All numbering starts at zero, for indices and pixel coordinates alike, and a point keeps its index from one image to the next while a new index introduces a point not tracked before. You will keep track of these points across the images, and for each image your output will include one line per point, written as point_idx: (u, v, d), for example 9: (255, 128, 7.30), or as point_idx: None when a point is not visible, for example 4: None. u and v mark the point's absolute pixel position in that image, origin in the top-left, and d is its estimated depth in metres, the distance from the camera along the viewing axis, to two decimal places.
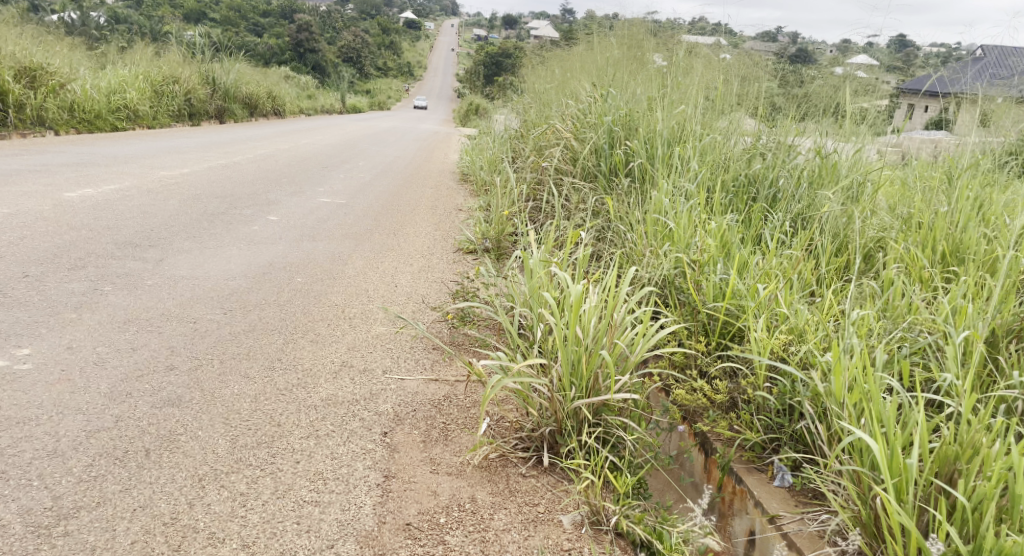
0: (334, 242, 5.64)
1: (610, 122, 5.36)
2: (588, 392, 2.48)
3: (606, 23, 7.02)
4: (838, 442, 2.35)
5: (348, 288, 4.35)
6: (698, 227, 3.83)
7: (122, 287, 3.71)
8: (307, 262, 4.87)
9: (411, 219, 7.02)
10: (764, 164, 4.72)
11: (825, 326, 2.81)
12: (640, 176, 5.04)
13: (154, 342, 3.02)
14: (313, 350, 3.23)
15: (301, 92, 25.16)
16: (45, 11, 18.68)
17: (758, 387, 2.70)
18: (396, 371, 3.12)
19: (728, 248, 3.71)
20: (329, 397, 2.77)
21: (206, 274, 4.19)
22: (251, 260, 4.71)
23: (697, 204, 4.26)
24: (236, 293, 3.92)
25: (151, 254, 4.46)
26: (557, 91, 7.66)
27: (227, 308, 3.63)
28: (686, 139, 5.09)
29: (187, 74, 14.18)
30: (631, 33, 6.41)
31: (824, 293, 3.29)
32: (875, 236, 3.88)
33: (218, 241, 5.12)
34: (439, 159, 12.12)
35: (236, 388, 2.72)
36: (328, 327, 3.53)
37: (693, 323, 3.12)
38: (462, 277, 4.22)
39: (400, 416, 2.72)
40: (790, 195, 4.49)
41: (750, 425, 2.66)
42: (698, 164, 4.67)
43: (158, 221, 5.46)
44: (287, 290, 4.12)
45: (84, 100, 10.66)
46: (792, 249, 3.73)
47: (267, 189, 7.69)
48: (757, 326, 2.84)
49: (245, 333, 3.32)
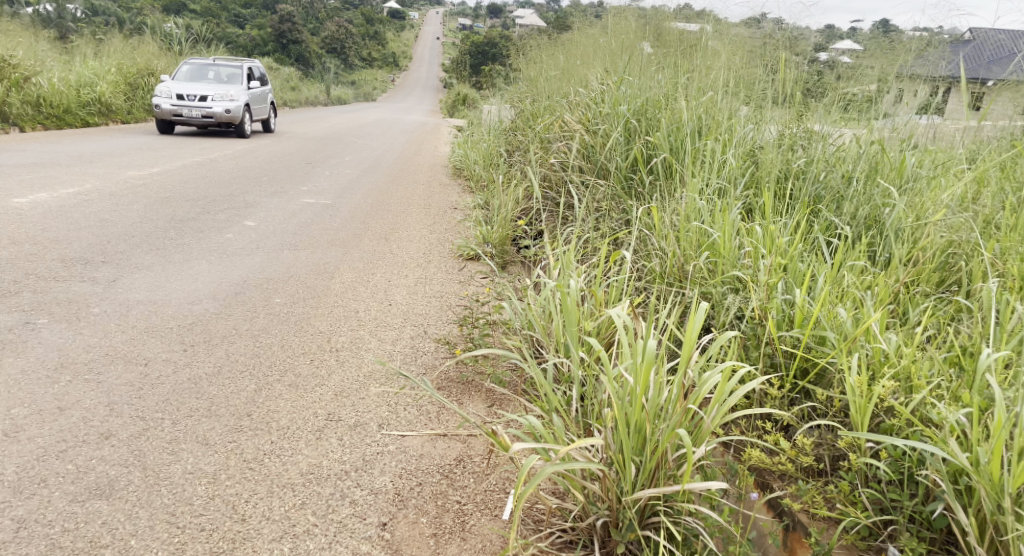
0: (319, 250, 5.03)
1: (627, 115, 4.82)
2: (653, 476, 1.89)
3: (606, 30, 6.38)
4: (999, 535, 1.82)
5: (335, 310, 3.76)
6: (745, 236, 3.29)
7: (61, 318, 3.10)
8: (288, 276, 4.28)
9: (404, 220, 6.43)
10: (805, 158, 4.15)
11: (940, 369, 2.26)
12: (665, 173, 4.48)
13: (91, 396, 2.43)
14: (291, 398, 2.65)
15: (284, 84, 24.46)
16: (18, 6, 17.93)
17: (859, 451, 2.16)
18: (394, 426, 2.54)
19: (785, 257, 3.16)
20: (311, 469, 2.18)
21: (167, 297, 3.57)
22: (224, 276, 4.11)
23: (735, 205, 3.71)
24: (202, 320, 3.31)
25: (103, 272, 3.85)
26: (558, 78, 7.13)
27: (187, 342, 3.03)
28: (713, 129, 4.53)
29: (163, 66, 13.48)
30: (621, 23, 6.02)
31: (912, 319, 2.76)
32: (946, 240, 3.31)
33: (186, 253, 4.50)
34: (430, 151, 11.50)
35: (188, 463, 2.13)
36: (310, 367, 2.95)
37: (763, 362, 2.57)
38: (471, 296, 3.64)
39: (402, 494, 2.13)
40: (842, 192, 3.94)
41: (853, 501, 2.10)
42: (731, 159, 4.12)
43: (117, 229, 4.84)
44: (263, 315, 3.52)
45: (50, 94, 9.96)
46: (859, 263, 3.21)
47: (245, 189, 7.06)
48: (852, 370, 2.28)
49: (208, 377, 2.73)
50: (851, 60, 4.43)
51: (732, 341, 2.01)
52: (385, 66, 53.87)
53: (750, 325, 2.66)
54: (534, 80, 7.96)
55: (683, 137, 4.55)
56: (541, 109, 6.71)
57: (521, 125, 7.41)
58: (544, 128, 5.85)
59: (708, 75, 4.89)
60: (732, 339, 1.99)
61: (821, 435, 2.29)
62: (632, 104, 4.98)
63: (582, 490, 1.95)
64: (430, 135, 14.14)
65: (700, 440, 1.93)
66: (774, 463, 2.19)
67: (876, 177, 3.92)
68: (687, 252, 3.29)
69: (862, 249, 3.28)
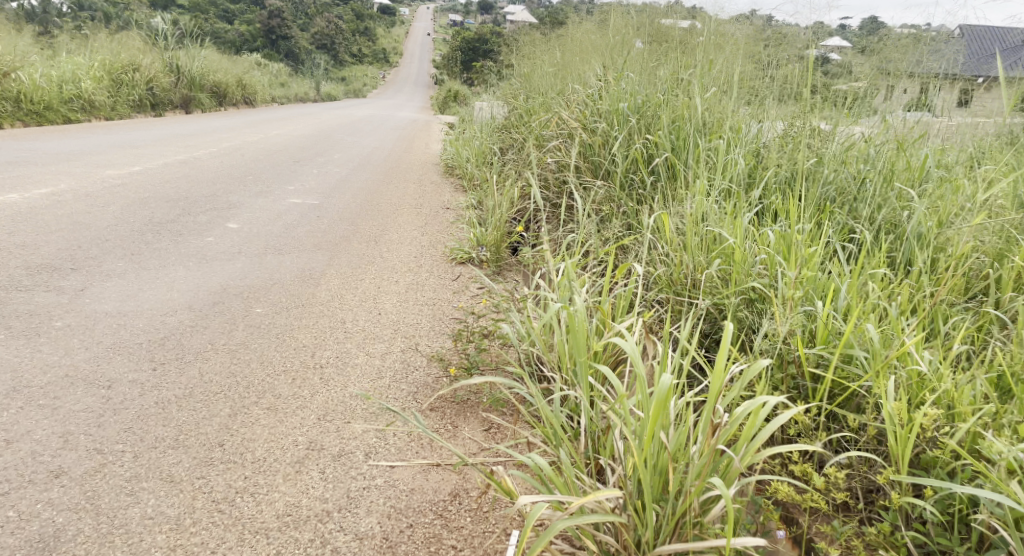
0: (304, 254, 4.79)
1: (629, 112, 4.59)
2: (675, 523, 1.71)
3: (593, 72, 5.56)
4: None
5: (320, 320, 3.52)
6: (756, 242, 3.10)
7: (20, 334, 2.86)
8: (271, 282, 4.04)
9: (394, 221, 6.20)
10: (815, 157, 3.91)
11: (988, 395, 2.05)
12: (668, 173, 4.26)
13: (44, 426, 2.23)
14: (269, 423, 2.42)
15: (274, 81, 24.14)
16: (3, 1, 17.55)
17: (901, 488, 1.96)
18: (382, 455, 2.31)
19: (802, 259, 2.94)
20: (289, 510, 2.03)
21: (139, 308, 3.33)
22: (202, 283, 3.87)
23: (741, 208, 3.51)
24: (175, 334, 3.07)
25: (71, 281, 3.60)
26: (552, 75, 6.92)
27: (157, 360, 2.79)
28: (719, 128, 4.31)
29: (149, 62, 13.16)
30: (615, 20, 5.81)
31: (942, 334, 2.54)
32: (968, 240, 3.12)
33: (162, 258, 4.25)
34: (421, 149, 11.25)
35: (148, 506, 1.99)
36: (291, 388, 2.71)
37: (787, 384, 2.34)
38: (466, 308, 3.42)
39: (391, 540, 1.99)
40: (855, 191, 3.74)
41: (896, 545, 1.91)
42: (739, 158, 3.91)
43: (90, 233, 4.59)
44: (242, 327, 3.28)
45: (30, 90, 9.68)
46: (875, 269, 3.02)
47: (229, 188, 6.79)
48: (890, 393, 2.05)
49: (179, 400, 2.50)
50: (840, 58, 4.08)
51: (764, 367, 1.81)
52: (375, 63, 53.46)
53: (770, 343, 2.45)
54: (529, 75, 7.73)
55: (686, 136, 4.33)
56: (536, 106, 6.49)
57: (515, 123, 7.20)
58: (540, 125, 5.62)
59: (708, 72, 4.69)
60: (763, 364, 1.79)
61: (854, 466, 2.08)
62: (632, 101, 4.77)
63: (593, 539, 1.76)
64: (420, 132, 13.89)
65: (729, 483, 1.73)
66: (803, 499, 1.99)
67: (891, 180, 3.71)
68: (697, 259, 3.08)
69: (873, 261, 3.04)
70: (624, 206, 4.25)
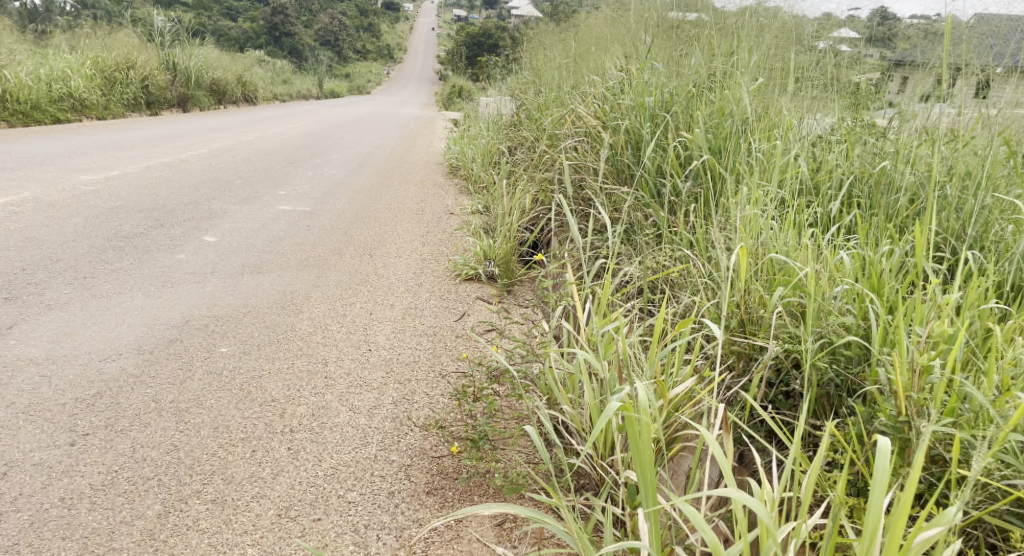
0: (288, 272, 4.21)
1: (653, 105, 4.00)
2: None
3: (592, 62, 5.60)
4: None
5: (296, 362, 2.93)
6: (830, 273, 2.45)
7: None
8: (245, 309, 3.48)
9: (393, 228, 5.64)
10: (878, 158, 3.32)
11: None
12: (706, 176, 3.64)
13: None
14: (208, 530, 1.91)
15: (276, 77, 23.52)
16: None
17: None
18: None
19: (887, 295, 2.31)
20: None
21: (75, 352, 2.76)
22: (162, 313, 3.29)
23: (795, 226, 2.96)
24: (112, 387, 2.49)
25: (4, 317, 3.06)
26: (567, 68, 6.31)
27: (79, 431, 2.20)
28: (768, 125, 3.71)
29: (145, 58, 12.59)
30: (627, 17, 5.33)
31: None
32: None
33: (121, 280, 3.71)
34: (423, 147, 10.64)
35: None
36: (246, 465, 2.13)
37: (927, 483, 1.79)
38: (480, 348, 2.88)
39: None
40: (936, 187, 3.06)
41: None
42: (797, 158, 3.30)
43: (43, 252, 4.05)
44: (199, 373, 2.72)
45: (16, 89, 9.14)
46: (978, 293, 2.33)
47: (213, 194, 6.24)
48: None
49: (93, 493, 1.98)
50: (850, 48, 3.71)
51: (948, 524, 1.52)
52: (379, 60, 52.86)
53: (888, 423, 1.86)
54: (539, 69, 7.11)
55: (727, 134, 3.73)
56: (548, 102, 5.88)
57: (525, 120, 6.62)
58: (553, 123, 5.03)
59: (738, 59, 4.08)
60: (950, 523, 1.52)
61: None
62: (658, 93, 4.18)
63: None
64: (423, 130, 13.26)
65: None
66: None
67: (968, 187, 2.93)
68: (756, 286, 2.50)
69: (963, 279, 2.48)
70: (655, 215, 3.68)
